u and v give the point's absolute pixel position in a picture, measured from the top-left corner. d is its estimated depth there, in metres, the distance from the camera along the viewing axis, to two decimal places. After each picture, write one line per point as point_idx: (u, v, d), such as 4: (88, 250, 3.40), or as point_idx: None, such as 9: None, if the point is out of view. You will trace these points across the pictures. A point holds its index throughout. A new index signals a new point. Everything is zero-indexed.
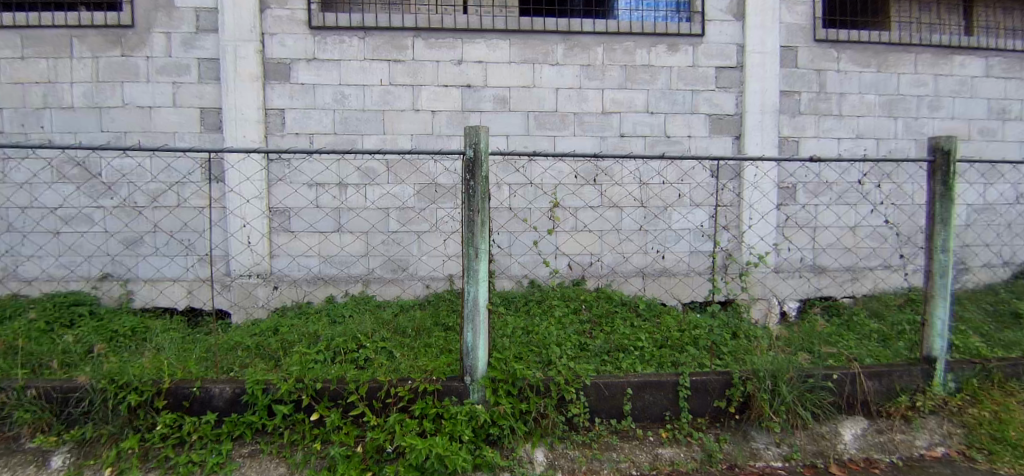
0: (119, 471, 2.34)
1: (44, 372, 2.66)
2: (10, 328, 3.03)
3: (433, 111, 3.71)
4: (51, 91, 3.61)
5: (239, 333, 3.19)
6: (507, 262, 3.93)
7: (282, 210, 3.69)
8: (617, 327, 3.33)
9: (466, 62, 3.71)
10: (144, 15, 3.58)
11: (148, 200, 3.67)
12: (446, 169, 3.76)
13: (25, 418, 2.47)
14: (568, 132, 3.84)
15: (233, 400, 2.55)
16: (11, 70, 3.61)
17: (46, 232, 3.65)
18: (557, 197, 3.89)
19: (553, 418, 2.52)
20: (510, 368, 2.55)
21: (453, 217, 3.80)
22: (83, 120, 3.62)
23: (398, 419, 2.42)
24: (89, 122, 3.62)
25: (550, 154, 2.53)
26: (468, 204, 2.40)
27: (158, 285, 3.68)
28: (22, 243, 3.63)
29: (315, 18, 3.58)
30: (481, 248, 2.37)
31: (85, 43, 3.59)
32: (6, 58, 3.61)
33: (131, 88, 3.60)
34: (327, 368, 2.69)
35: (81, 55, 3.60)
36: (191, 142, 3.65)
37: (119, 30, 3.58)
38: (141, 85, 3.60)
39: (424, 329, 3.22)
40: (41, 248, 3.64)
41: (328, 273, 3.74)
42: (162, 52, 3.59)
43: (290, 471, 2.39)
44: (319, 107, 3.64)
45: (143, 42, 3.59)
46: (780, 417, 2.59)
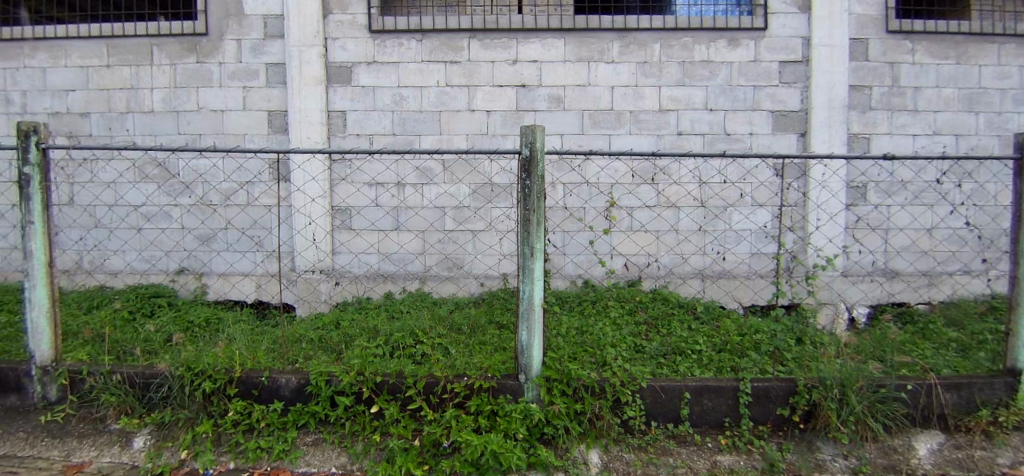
0: (194, 454, 2.49)
1: (127, 358, 2.87)
2: (100, 316, 3.31)
3: (488, 111, 3.74)
4: (134, 97, 3.87)
5: (303, 325, 3.32)
6: (561, 261, 3.93)
7: (344, 209, 3.80)
8: (674, 329, 3.28)
9: (520, 62, 3.72)
10: (216, 24, 3.78)
11: (222, 199, 3.86)
12: (501, 167, 3.74)
13: (111, 400, 2.68)
14: (623, 131, 3.78)
15: (299, 390, 2.69)
16: (98, 77, 3.88)
17: (131, 228, 3.91)
18: (613, 197, 3.84)
19: (608, 420, 2.51)
20: (565, 368, 2.56)
21: (510, 216, 3.77)
22: (162, 123, 3.86)
23: (455, 414, 2.48)
24: (167, 125, 3.86)
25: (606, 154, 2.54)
26: (525, 203, 2.45)
27: (231, 279, 3.86)
28: (109, 239, 3.92)
29: (374, 22, 3.68)
30: (535, 247, 2.42)
31: (163, 51, 3.83)
32: (93, 66, 3.88)
33: (206, 93, 3.81)
34: (386, 362, 2.82)
35: (160, 63, 3.84)
36: (260, 143, 3.82)
37: (194, 38, 3.80)
38: (214, 89, 3.80)
39: (479, 327, 3.25)
40: (126, 243, 3.92)
41: (387, 270, 3.82)
42: (233, 58, 3.78)
43: (352, 461, 2.47)
44: (378, 108, 3.74)
45: (216, 49, 3.79)
46: (848, 427, 2.47)
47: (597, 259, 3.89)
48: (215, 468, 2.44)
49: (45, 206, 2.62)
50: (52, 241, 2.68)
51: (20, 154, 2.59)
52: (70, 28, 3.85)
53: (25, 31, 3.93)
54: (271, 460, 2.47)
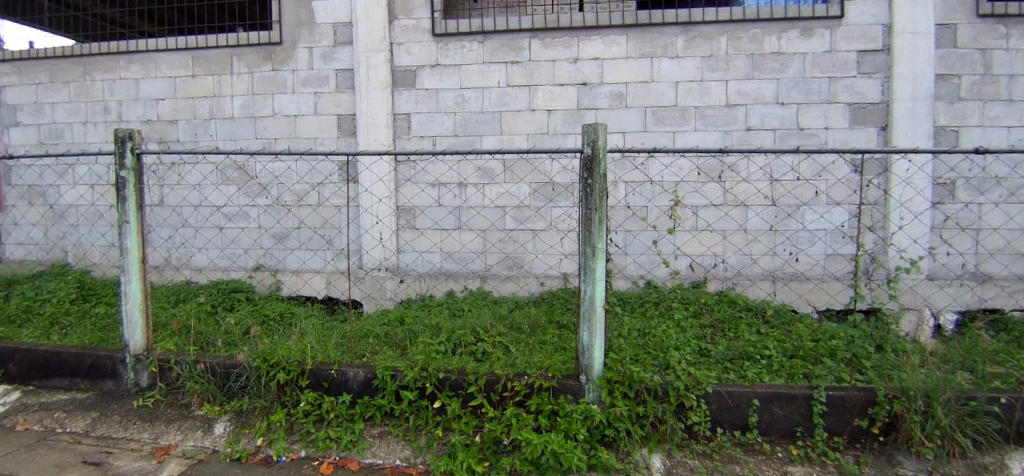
0: (270, 441, 2.63)
1: (210, 349, 3.07)
2: (186, 309, 3.56)
3: (549, 110, 3.73)
4: (216, 104, 4.15)
5: (371, 321, 3.45)
6: (623, 261, 3.88)
7: (409, 209, 3.91)
8: (741, 333, 3.16)
9: (581, 60, 3.70)
10: (291, 33, 3.99)
11: (295, 199, 4.07)
12: (562, 167, 3.72)
13: (196, 388, 2.87)
14: (688, 127, 3.67)
15: (365, 383, 2.78)
16: (185, 86, 4.19)
17: (214, 227, 4.20)
18: (678, 195, 3.74)
19: (672, 425, 2.43)
20: (627, 370, 2.52)
21: (571, 215, 3.74)
22: (241, 128, 4.11)
23: (515, 413, 2.48)
24: (246, 130, 4.10)
25: (671, 150, 2.47)
26: (587, 202, 2.44)
27: (303, 276, 4.06)
28: (195, 237, 4.23)
29: (438, 26, 3.77)
30: (598, 246, 2.40)
31: (242, 60, 4.07)
32: (180, 77, 4.19)
33: (281, 99, 4.03)
34: (449, 359, 2.87)
35: (240, 72, 4.09)
36: (330, 146, 3.99)
37: (270, 47, 4.03)
38: (289, 95, 4.01)
39: (539, 326, 3.25)
40: (210, 241, 4.21)
41: (449, 269, 3.90)
42: (306, 65, 3.98)
43: (415, 454, 2.53)
44: (441, 110, 3.82)
45: (290, 57, 4.00)
46: (934, 442, 2.26)
47: (661, 260, 3.80)
48: (288, 456, 2.57)
49: (138, 206, 2.85)
50: (144, 238, 2.91)
51: (117, 159, 2.84)
52: (161, 42, 4.17)
53: (121, 46, 4.29)
54: (340, 450, 2.57)
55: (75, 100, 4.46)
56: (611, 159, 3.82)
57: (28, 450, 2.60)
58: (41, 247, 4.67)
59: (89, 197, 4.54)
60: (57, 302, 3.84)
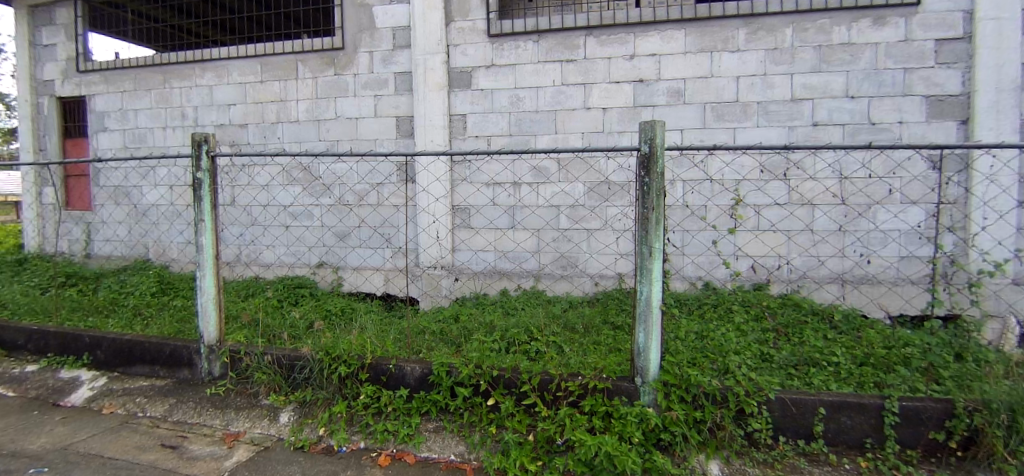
0: (331, 431, 2.73)
1: (277, 341, 3.22)
2: (255, 303, 3.76)
3: (604, 108, 3.70)
4: (282, 108, 4.35)
5: (427, 317, 3.53)
6: (681, 262, 3.83)
7: (464, 208, 3.97)
8: (807, 338, 3.02)
9: (638, 56, 3.64)
10: (352, 38, 4.14)
11: (356, 199, 4.21)
12: (619, 165, 3.67)
13: (264, 378, 3.02)
14: (750, 124, 3.56)
15: (422, 378, 2.84)
16: (255, 92, 4.42)
17: (281, 226, 4.42)
18: (740, 194, 3.64)
19: (732, 431, 2.35)
20: (684, 374, 2.47)
21: (627, 214, 3.68)
22: (306, 131, 4.30)
23: (569, 413, 2.46)
24: (310, 132, 4.29)
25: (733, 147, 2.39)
26: (643, 201, 2.40)
27: (363, 273, 4.20)
28: (263, 235, 4.47)
29: (493, 27, 3.81)
30: (654, 246, 2.36)
31: (307, 66, 4.26)
32: (250, 83, 4.42)
33: (342, 103, 4.19)
34: (503, 357, 2.89)
35: (304, 77, 4.28)
36: (389, 147, 4.11)
37: (333, 53, 4.19)
38: (350, 99, 4.16)
39: (593, 327, 3.23)
40: (277, 239, 4.44)
41: (504, 267, 3.93)
42: (366, 70, 4.11)
43: (469, 450, 2.55)
44: (496, 110, 3.85)
45: (351, 61, 4.15)
46: (1019, 459, 2.08)
47: (721, 260, 3.73)
48: (348, 446, 2.65)
49: (212, 205, 2.98)
50: (217, 236, 3.04)
51: (194, 162, 2.98)
52: (232, 50, 4.42)
53: (197, 55, 4.58)
54: (396, 442, 2.63)
55: (155, 107, 4.80)
56: (670, 157, 3.78)
57: (113, 432, 2.82)
58: (127, 244, 5.05)
59: (169, 197, 4.87)
60: (139, 294, 4.15)
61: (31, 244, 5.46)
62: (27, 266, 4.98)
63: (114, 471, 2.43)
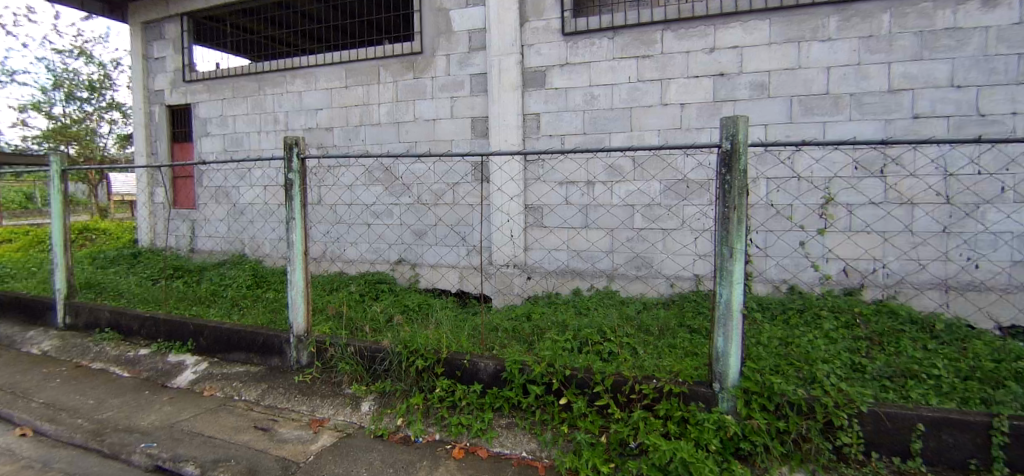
0: (408, 421, 2.81)
1: (359, 333, 3.36)
2: (340, 296, 3.96)
3: (682, 104, 3.64)
4: (365, 111, 4.59)
5: (500, 315, 3.57)
6: (764, 263, 3.74)
7: (538, 207, 4.00)
8: (904, 348, 2.78)
9: (718, 49, 3.56)
10: (431, 42, 4.32)
11: (434, 198, 4.34)
12: (698, 162, 3.55)
13: (347, 368, 3.16)
14: (841, 117, 3.36)
15: (495, 375, 2.87)
16: (340, 96, 4.68)
17: (364, 224, 4.65)
18: (830, 193, 3.49)
19: (818, 444, 2.14)
20: (767, 381, 2.28)
21: (706, 213, 3.56)
22: (387, 132, 4.53)
23: (642, 416, 2.37)
24: (390, 134, 4.51)
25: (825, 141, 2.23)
26: (724, 199, 2.30)
27: (440, 270, 4.33)
28: (347, 232, 4.71)
29: (567, 25, 3.87)
30: (736, 246, 2.24)
31: (388, 70, 4.48)
32: (335, 88, 4.69)
33: (421, 105, 4.38)
34: (575, 357, 2.86)
35: (385, 81, 4.50)
36: (465, 147, 4.24)
37: (412, 57, 4.40)
38: (428, 101, 4.35)
39: (669, 329, 3.15)
40: (360, 237, 4.67)
41: (576, 266, 3.94)
42: (444, 72, 4.28)
43: (541, 448, 2.53)
44: (570, 109, 3.91)
45: (430, 65, 4.33)
46: None
47: (809, 263, 3.59)
48: (424, 437, 2.72)
49: (303, 203, 3.16)
50: (307, 233, 3.21)
51: (287, 164, 3.17)
52: (320, 58, 4.71)
53: (289, 63, 4.91)
54: (470, 436, 2.66)
55: (251, 113, 5.17)
56: (753, 153, 3.69)
57: (214, 412, 3.06)
58: (226, 240, 5.48)
59: (263, 197, 5.23)
60: (236, 287, 4.48)
61: (145, 239, 6.04)
62: (142, 259, 5.52)
63: (214, 449, 2.63)
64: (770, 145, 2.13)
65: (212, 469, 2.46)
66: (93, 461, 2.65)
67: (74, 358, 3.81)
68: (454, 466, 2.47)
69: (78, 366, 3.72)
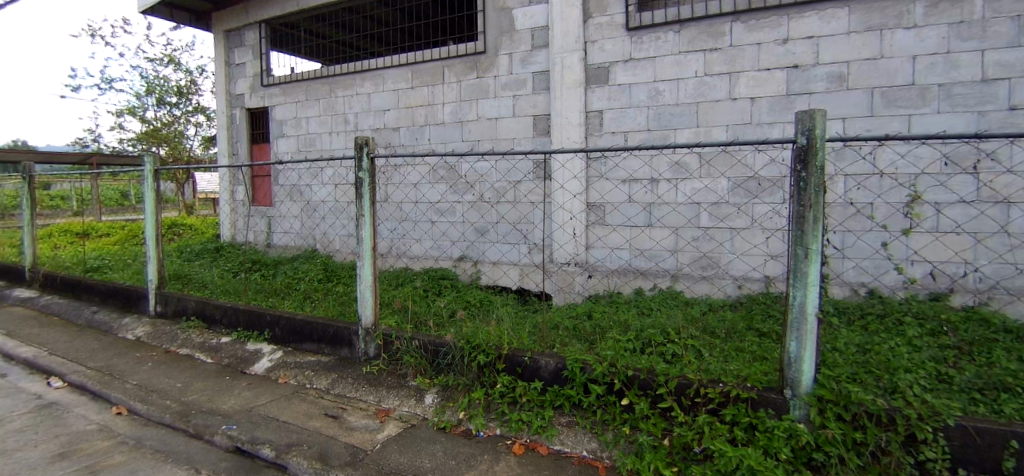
0: (470, 415, 2.84)
1: (424, 328, 3.45)
2: (405, 291, 4.09)
3: (752, 98, 3.53)
4: (430, 111, 4.74)
5: (561, 313, 3.58)
6: (841, 265, 3.58)
7: (600, 205, 3.99)
8: (1000, 359, 2.52)
9: (792, 40, 3.42)
10: (493, 41, 4.39)
11: (496, 196, 4.41)
12: (771, 159, 3.43)
13: (412, 361, 3.25)
14: (928, 109, 3.14)
15: (556, 373, 2.85)
16: (405, 97, 4.85)
17: (428, 221, 4.79)
18: (917, 191, 3.29)
19: (899, 458, 1.93)
20: (845, 389, 2.10)
21: (779, 212, 3.43)
22: (451, 131, 4.64)
23: (708, 420, 2.29)
24: (454, 133, 4.62)
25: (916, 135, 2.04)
26: (798, 198, 2.16)
27: (502, 268, 4.39)
28: (413, 229, 4.88)
29: (632, 20, 3.83)
30: (812, 247, 2.09)
31: (452, 71, 4.59)
32: (402, 89, 4.86)
33: (484, 104, 4.45)
34: (637, 358, 2.80)
35: (449, 81, 4.61)
36: (527, 146, 4.28)
37: (475, 56, 4.48)
38: (490, 100, 4.42)
39: (737, 332, 3.06)
40: (425, 234, 4.82)
41: (639, 266, 3.90)
42: (506, 71, 4.33)
43: (602, 448, 2.47)
44: (634, 105, 3.86)
45: (493, 64, 4.39)
46: None
47: (891, 265, 3.41)
48: (485, 431, 2.75)
49: (372, 201, 3.27)
50: (375, 229, 3.33)
51: (357, 163, 3.30)
52: (388, 60, 4.89)
53: (359, 66, 5.12)
54: (530, 433, 2.65)
55: (323, 114, 5.42)
56: (832, 148, 3.54)
57: (288, 399, 3.23)
58: (299, 236, 5.78)
59: (334, 195, 5.46)
60: (309, 280, 4.72)
61: (227, 234, 6.47)
62: (224, 252, 5.91)
63: (288, 434, 2.77)
64: (850, 140, 1.97)
65: (286, 453, 2.58)
66: (181, 440, 2.86)
67: (164, 344, 4.13)
68: (515, 462, 2.47)
69: (167, 351, 4.01)
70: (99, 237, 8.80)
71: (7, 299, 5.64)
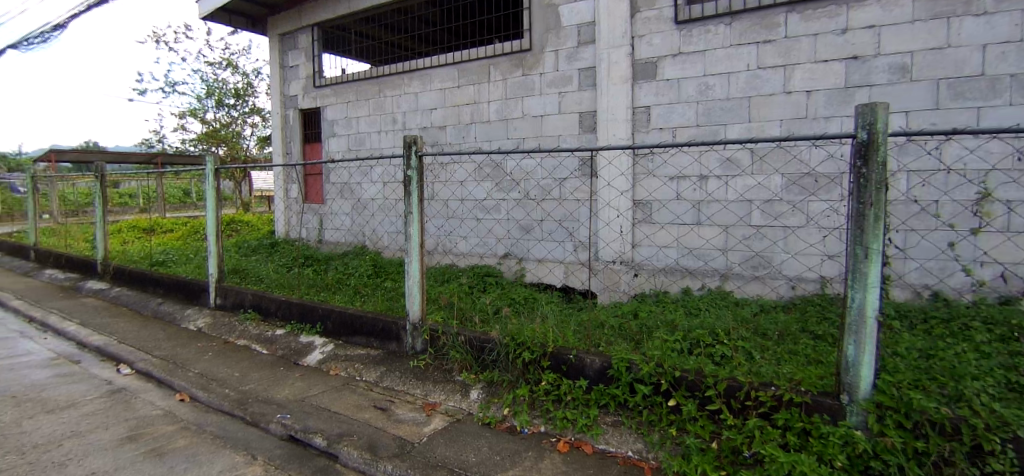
0: (515, 411, 2.85)
1: (470, 324, 3.49)
2: (451, 288, 4.15)
3: (808, 91, 3.39)
4: (475, 110, 4.78)
5: (607, 312, 3.55)
6: (904, 266, 3.41)
7: (647, 203, 3.95)
8: None
9: (852, 31, 3.27)
10: (539, 39, 4.39)
11: (541, 194, 4.41)
12: (828, 154, 3.30)
13: (458, 356, 3.30)
14: (999, 101, 2.93)
15: (602, 371, 2.80)
16: (452, 96, 4.92)
17: (473, 219, 4.84)
18: (989, 187, 3.09)
19: (965, 469, 1.78)
20: (905, 396, 1.98)
21: (837, 210, 3.30)
22: (496, 129, 4.67)
23: (758, 424, 2.20)
24: (499, 131, 4.65)
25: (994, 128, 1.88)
26: (858, 196, 2.05)
27: (547, 265, 4.39)
28: (458, 226, 4.94)
29: (681, 13, 3.75)
30: (873, 247, 1.98)
31: (497, 69, 4.62)
32: (448, 88, 4.93)
33: (530, 101, 4.46)
34: (685, 358, 2.73)
35: (494, 79, 4.64)
36: (572, 143, 4.26)
37: (520, 54, 4.50)
38: (536, 97, 4.42)
39: (789, 335, 2.94)
40: (470, 231, 4.87)
41: (689, 265, 3.84)
42: (552, 68, 4.33)
43: (648, 449, 2.42)
44: (683, 100, 3.78)
45: (538, 61, 4.40)
46: None
47: (958, 266, 3.23)
48: (530, 428, 2.74)
49: (420, 198, 3.33)
50: (423, 227, 3.38)
51: (406, 161, 3.36)
52: (435, 59, 4.97)
53: (407, 66, 5.21)
54: (575, 431, 2.62)
55: (372, 114, 5.56)
56: (894, 143, 3.36)
57: (338, 390, 3.33)
58: (349, 233, 5.96)
59: (382, 193, 5.59)
60: (359, 276, 4.86)
61: (280, 230, 6.74)
62: (278, 248, 6.16)
63: (339, 424, 2.87)
64: (915, 135, 1.84)
65: (337, 443, 2.67)
66: (238, 426, 2.99)
67: (223, 335, 4.33)
68: (560, 459, 2.45)
69: (226, 342, 4.22)
70: (163, 232, 9.33)
71: (82, 290, 6.05)
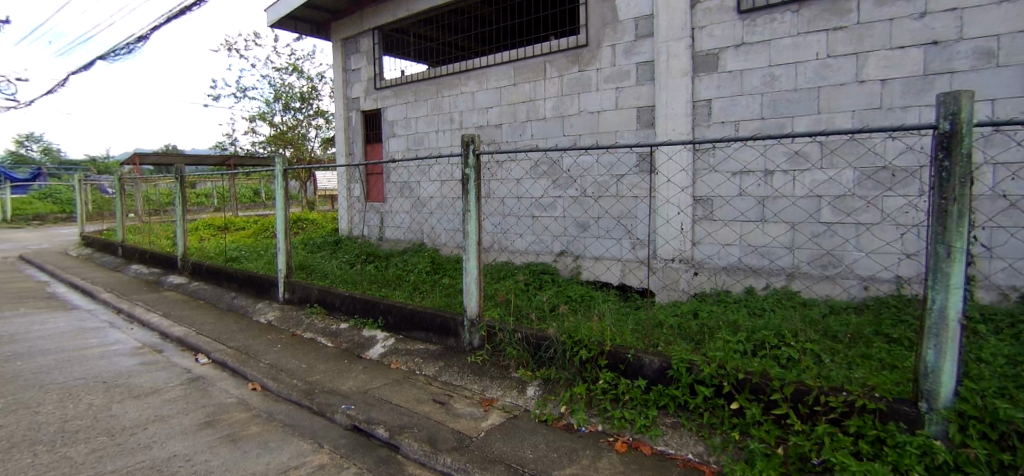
0: (572, 409, 2.84)
1: (527, 321, 3.51)
2: (508, 285, 4.21)
3: (884, 80, 3.19)
4: (532, 107, 4.79)
5: (666, 311, 3.49)
6: (990, 266, 3.15)
7: (707, 199, 3.85)
8: None
9: (930, 14, 3.05)
10: (595, 34, 4.35)
11: (599, 191, 4.39)
12: (907, 146, 3.10)
13: (514, 353, 3.33)
14: None
15: (661, 372, 2.75)
16: (507, 94, 4.95)
17: (530, 216, 4.86)
18: None
19: None
20: (992, 405, 1.83)
21: (916, 205, 3.10)
22: (552, 127, 4.66)
23: (828, 431, 2.08)
24: (555, 128, 4.65)
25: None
26: (940, 190, 1.89)
27: (606, 263, 4.36)
28: (516, 224, 4.97)
29: (745, 2, 3.63)
30: (956, 245, 1.83)
31: (554, 66, 4.61)
32: (504, 86, 4.97)
33: (586, 98, 4.43)
34: (749, 360, 2.62)
35: (550, 76, 4.65)
36: (630, 139, 4.20)
37: (576, 50, 4.47)
38: (592, 93, 4.40)
39: (861, 338, 2.78)
40: (525, 229, 4.89)
41: (753, 264, 3.71)
42: (609, 63, 4.28)
43: (710, 452, 2.35)
44: (748, 92, 3.65)
45: (594, 57, 4.36)
46: None
47: None
48: (587, 427, 2.72)
49: (478, 196, 3.38)
50: (480, 225, 3.44)
51: (464, 160, 3.41)
52: (491, 58, 5.02)
53: (466, 66, 5.30)
54: (633, 431, 2.58)
55: (431, 114, 5.68)
56: (979, 133, 3.11)
57: (399, 383, 3.44)
58: (408, 231, 6.14)
59: (441, 191, 5.71)
60: (417, 272, 5.00)
61: (344, 228, 7.04)
62: (342, 245, 6.42)
63: (400, 416, 2.97)
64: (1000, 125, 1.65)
65: (398, 434, 2.76)
66: (305, 415, 3.15)
67: (292, 328, 4.57)
68: (618, 459, 2.43)
69: (294, 335, 4.45)
70: (235, 230, 9.94)
71: (166, 283, 6.55)
